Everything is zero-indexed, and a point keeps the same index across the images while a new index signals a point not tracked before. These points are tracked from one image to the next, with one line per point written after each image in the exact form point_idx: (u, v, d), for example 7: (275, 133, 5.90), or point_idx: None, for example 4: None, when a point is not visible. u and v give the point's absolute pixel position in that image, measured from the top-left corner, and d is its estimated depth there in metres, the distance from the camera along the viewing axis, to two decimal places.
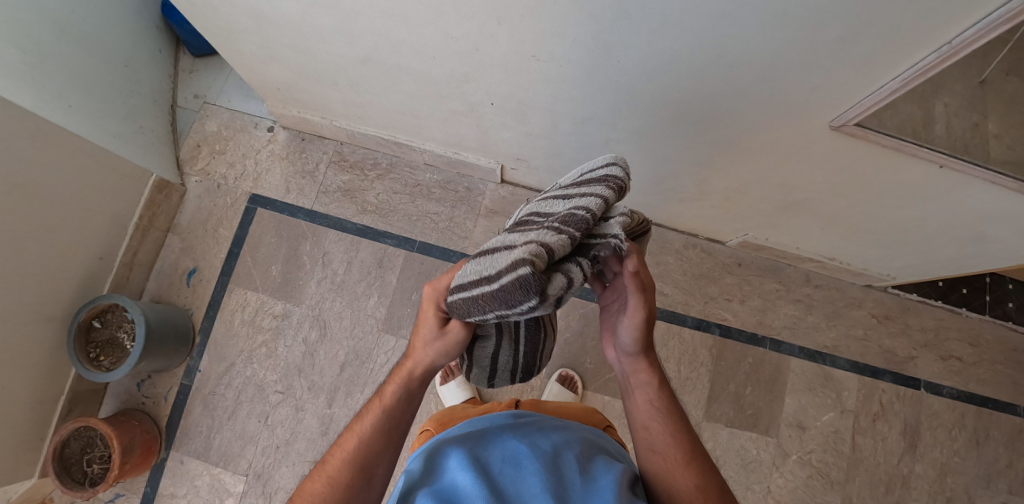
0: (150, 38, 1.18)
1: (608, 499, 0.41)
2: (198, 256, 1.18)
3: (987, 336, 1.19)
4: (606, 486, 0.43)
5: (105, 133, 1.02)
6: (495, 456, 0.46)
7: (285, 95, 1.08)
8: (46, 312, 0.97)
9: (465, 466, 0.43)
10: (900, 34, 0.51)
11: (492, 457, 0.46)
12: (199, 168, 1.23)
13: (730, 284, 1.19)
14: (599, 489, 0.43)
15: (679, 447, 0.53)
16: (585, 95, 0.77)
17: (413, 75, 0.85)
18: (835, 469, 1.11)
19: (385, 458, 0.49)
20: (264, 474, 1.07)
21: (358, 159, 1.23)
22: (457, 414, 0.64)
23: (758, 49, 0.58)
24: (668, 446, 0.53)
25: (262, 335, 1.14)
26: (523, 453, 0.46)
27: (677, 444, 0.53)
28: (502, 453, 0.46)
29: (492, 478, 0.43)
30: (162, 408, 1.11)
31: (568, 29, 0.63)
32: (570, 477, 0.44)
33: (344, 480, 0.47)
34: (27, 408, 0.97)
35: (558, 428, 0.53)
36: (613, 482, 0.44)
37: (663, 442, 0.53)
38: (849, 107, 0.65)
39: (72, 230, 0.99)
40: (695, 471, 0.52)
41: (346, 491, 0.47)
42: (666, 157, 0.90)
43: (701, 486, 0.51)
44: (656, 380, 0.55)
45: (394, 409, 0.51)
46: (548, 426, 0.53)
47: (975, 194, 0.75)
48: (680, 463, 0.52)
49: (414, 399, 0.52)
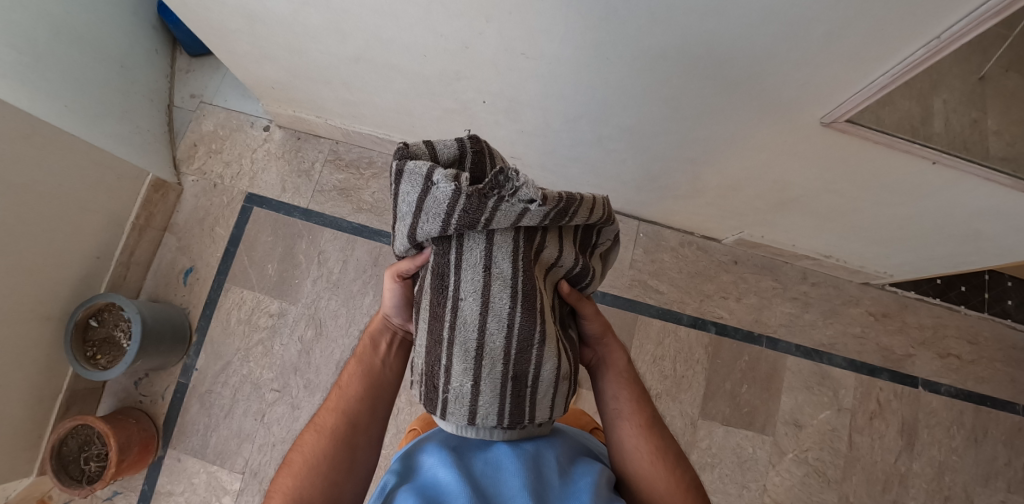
0: (146, 38, 1.19)
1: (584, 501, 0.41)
2: (194, 255, 1.19)
3: (985, 333, 1.18)
4: (583, 486, 0.43)
5: (102, 133, 1.02)
6: (477, 452, 0.46)
7: (281, 94, 1.08)
8: (43, 311, 0.98)
9: (447, 462, 0.44)
10: (889, 29, 0.51)
11: (474, 453, 0.46)
12: (196, 168, 1.23)
13: (726, 282, 1.19)
14: (576, 490, 0.43)
15: (640, 412, 0.55)
16: (577, 93, 0.77)
17: (405, 74, 0.85)
18: (832, 467, 1.11)
19: (367, 404, 0.52)
20: (261, 472, 1.08)
21: (354, 158, 1.23)
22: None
23: (749, 45, 0.58)
24: (632, 411, 0.55)
25: (258, 334, 1.15)
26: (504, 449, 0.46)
27: (638, 409, 0.55)
28: (484, 451, 0.47)
29: (474, 477, 0.43)
30: (159, 406, 1.12)
31: (557, 26, 0.63)
32: (550, 476, 0.44)
33: (331, 426, 0.50)
34: (25, 406, 0.98)
35: None
36: (591, 482, 0.44)
37: (626, 408, 0.55)
38: (839, 103, 0.65)
39: (69, 230, 0.99)
40: (654, 435, 0.54)
41: (333, 436, 0.49)
42: (660, 155, 0.89)
43: (658, 447, 0.53)
44: (619, 351, 0.58)
45: (368, 360, 0.55)
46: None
47: (970, 190, 0.74)
48: (640, 427, 0.54)
49: (386, 349, 0.56)
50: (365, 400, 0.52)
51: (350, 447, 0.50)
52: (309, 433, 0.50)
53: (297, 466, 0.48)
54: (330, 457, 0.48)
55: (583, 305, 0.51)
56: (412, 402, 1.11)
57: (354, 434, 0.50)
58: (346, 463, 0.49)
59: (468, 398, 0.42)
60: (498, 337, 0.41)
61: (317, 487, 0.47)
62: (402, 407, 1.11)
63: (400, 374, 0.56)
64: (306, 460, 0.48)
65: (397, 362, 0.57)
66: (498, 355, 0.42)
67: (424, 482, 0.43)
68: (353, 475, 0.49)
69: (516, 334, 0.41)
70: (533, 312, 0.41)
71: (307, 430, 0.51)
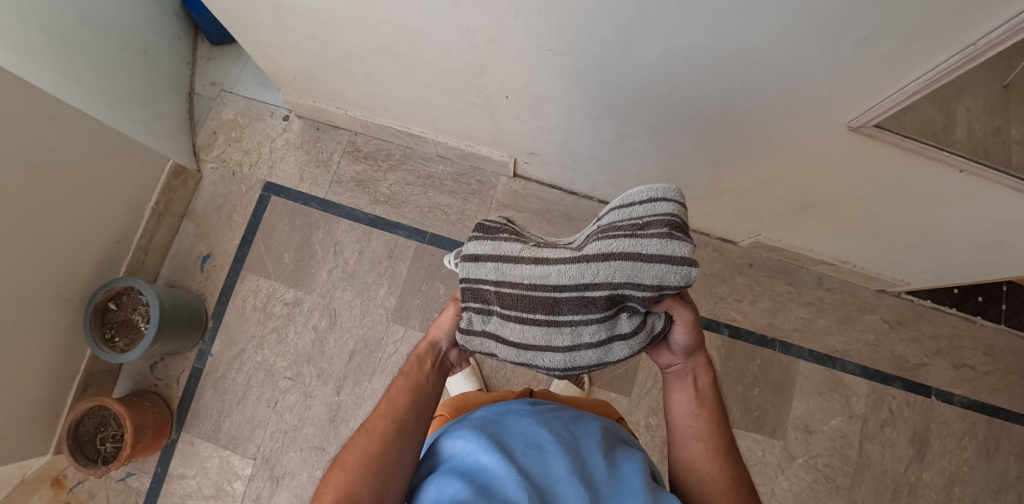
0: (169, 24, 1.19)
1: (635, 487, 0.42)
2: (212, 242, 1.20)
3: (1001, 345, 1.17)
4: (632, 474, 0.45)
5: (123, 119, 1.03)
6: (517, 439, 0.47)
7: (303, 85, 1.08)
8: (63, 293, 0.99)
9: (488, 448, 0.44)
10: (924, 35, 0.50)
11: (515, 442, 0.46)
12: (216, 155, 1.25)
13: (741, 285, 1.18)
14: (625, 477, 0.44)
15: (717, 438, 0.55)
16: (600, 91, 0.77)
17: (430, 67, 0.85)
18: (842, 474, 1.10)
19: (415, 414, 0.53)
20: (272, 459, 1.09)
21: (371, 150, 1.23)
22: (471, 401, 0.67)
23: (780, 47, 0.58)
24: (710, 435, 0.56)
25: (273, 322, 1.16)
26: (544, 439, 0.46)
27: (717, 434, 0.56)
28: (523, 438, 0.47)
29: (516, 460, 0.43)
30: (174, 390, 1.13)
31: (585, 23, 0.63)
32: (594, 465, 0.45)
33: (382, 429, 0.50)
34: (43, 385, 1.00)
35: (575, 421, 0.53)
36: (637, 470, 0.46)
37: (704, 430, 0.56)
38: (867, 108, 0.64)
39: (90, 213, 1.01)
40: (730, 464, 0.54)
41: (384, 438, 0.50)
42: (682, 155, 0.89)
43: (732, 477, 0.53)
44: (709, 374, 0.58)
45: (415, 375, 0.56)
46: (567, 416, 0.54)
47: (996, 200, 0.74)
48: (716, 452, 0.55)
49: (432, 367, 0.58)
50: (416, 402, 0.54)
51: (401, 439, 0.50)
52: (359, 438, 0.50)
53: (349, 465, 0.48)
54: (379, 456, 0.48)
55: (679, 311, 0.50)
56: None
57: (404, 435, 0.51)
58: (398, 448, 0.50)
59: (469, 261, 0.49)
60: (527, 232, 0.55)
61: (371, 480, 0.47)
62: None
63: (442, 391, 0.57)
64: (358, 459, 0.48)
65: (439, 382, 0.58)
66: (503, 342, 0.51)
67: (466, 467, 0.43)
68: (398, 478, 0.48)
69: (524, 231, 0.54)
70: (520, 287, 0.47)
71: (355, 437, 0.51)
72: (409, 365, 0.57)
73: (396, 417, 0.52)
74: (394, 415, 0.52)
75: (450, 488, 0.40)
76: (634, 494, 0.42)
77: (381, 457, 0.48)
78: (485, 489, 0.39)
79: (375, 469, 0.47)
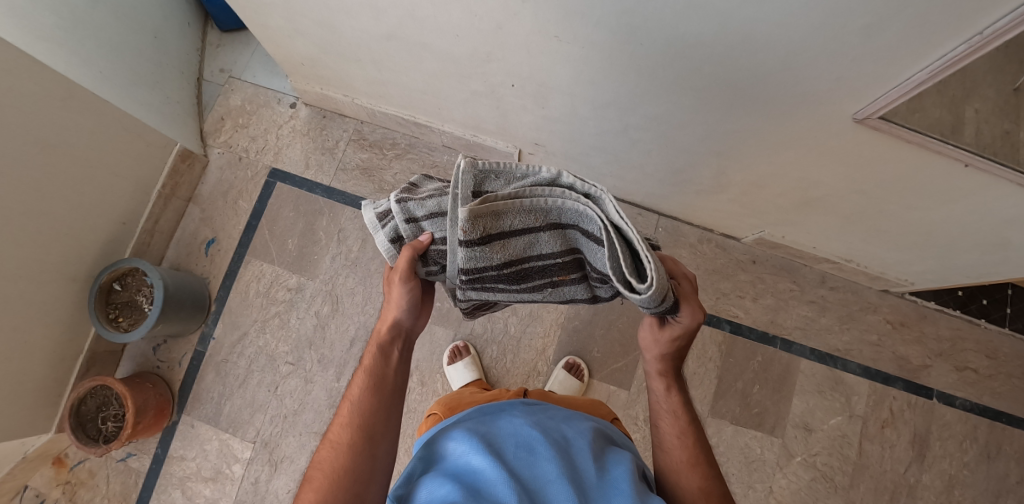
0: (180, 10, 1.20)
1: (625, 490, 0.43)
2: (217, 226, 1.21)
3: (1005, 348, 1.16)
4: (621, 476, 0.45)
5: (131, 101, 1.04)
6: (508, 440, 0.47)
7: (311, 72, 1.09)
8: (68, 272, 1.00)
9: (479, 450, 0.44)
10: (932, 23, 0.50)
11: (506, 443, 0.46)
12: (223, 140, 1.25)
13: (743, 281, 1.18)
14: (614, 480, 0.45)
15: (686, 449, 0.56)
16: (606, 79, 0.77)
17: (436, 54, 0.85)
18: (840, 473, 1.10)
19: (382, 412, 0.54)
20: (271, 443, 1.10)
21: (377, 138, 1.24)
22: (466, 401, 0.68)
23: (786, 36, 0.57)
24: (677, 447, 0.57)
25: (275, 307, 1.16)
26: (535, 439, 0.47)
27: (684, 445, 0.56)
28: (515, 439, 0.47)
29: (507, 462, 0.43)
30: (176, 372, 1.14)
31: (592, 10, 0.63)
32: (584, 466, 0.45)
33: (348, 440, 0.51)
34: (46, 364, 1.01)
35: (566, 422, 0.53)
36: (627, 472, 0.46)
37: (671, 442, 0.57)
38: (873, 99, 0.64)
39: (97, 194, 1.01)
40: (700, 476, 0.55)
41: (350, 449, 0.50)
42: (686, 147, 0.89)
43: (700, 489, 0.54)
44: (673, 383, 0.59)
45: (377, 372, 0.56)
46: (558, 416, 0.54)
47: (1003, 199, 0.73)
48: (684, 464, 0.56)
49: (393, 356, 0.58)
50: (379, 400, 0.54)
51: (370, 444, 0.51)
52: (326, 451, 0.51)
53: (319, 482, 0.48)
54: (350, 468, 0.49)
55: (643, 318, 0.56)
56: (424, 383, 1.13)
57: (371, 437, 0.52)
58: (369, 453, 0.51)
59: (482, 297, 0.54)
60: (519, 230, 0.46)
61: (343, 491, 0.48)
62: (414, 387, 1.13)
63: (408, 377, 0.58)
64: (326, 475, 0.49)
65: (403, 367, 0.58)
66: None
67: (457, 469, 0.44)
68: (374, 482, 0.50)
69: (517, 246, 0.47)
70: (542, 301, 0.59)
71: (321, 449, 0.52)
72: (369, 361, 0.56)
73: (361, 422, 0.52)
74: (358, 420, 0.52)
75: (441, 490, 0.41)
76: (624, 497, 0.42)
77: (353, 468, 0.49)
78: (475, 491, 0.40)
79: (348, 479, 0.49)
